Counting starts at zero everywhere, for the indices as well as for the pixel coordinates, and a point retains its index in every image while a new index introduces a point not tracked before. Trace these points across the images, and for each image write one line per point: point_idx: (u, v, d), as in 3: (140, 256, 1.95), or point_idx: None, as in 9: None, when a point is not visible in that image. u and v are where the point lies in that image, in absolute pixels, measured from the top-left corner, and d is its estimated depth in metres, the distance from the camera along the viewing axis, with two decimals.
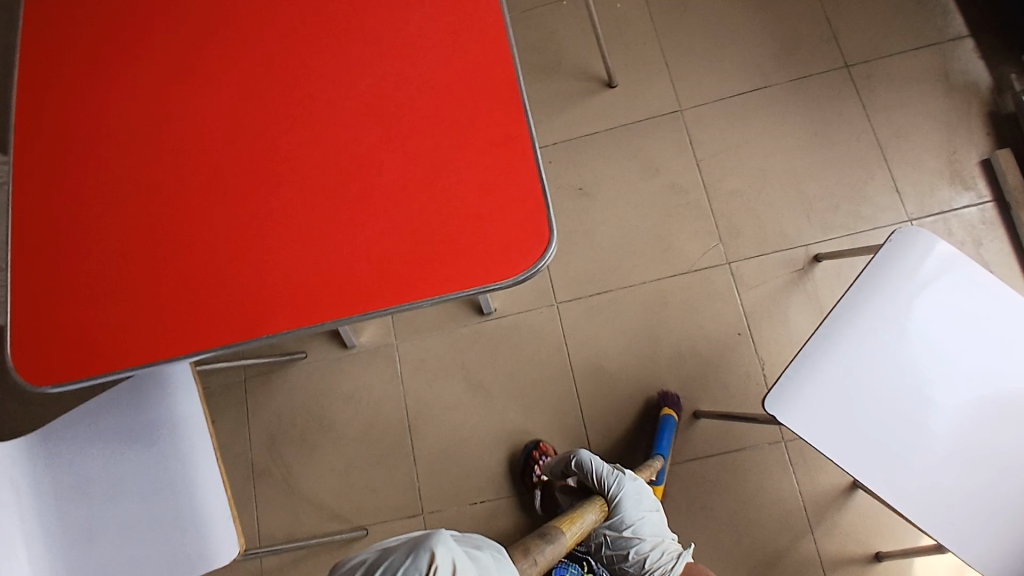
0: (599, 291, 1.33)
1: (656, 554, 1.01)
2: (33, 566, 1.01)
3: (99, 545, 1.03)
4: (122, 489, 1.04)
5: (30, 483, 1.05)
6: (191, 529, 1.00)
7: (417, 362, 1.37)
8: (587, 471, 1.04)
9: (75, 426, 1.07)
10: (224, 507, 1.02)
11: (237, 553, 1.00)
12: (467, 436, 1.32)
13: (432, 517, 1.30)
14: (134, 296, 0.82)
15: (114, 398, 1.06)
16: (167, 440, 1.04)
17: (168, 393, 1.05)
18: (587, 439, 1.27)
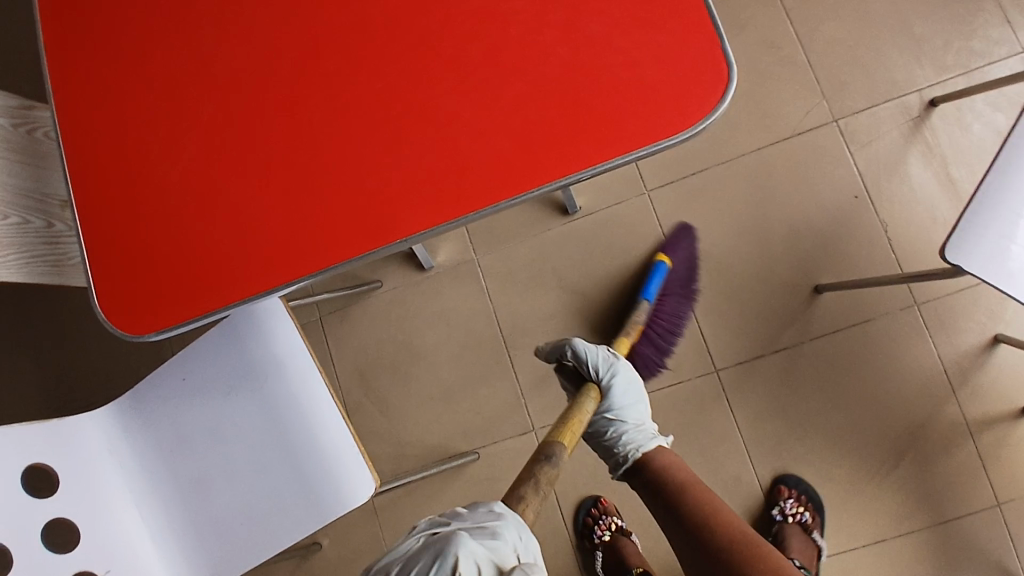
0: (694, 172, 1.22)
1: (631, 435, 0.92)
2: (156, 531, 0.95)
3: (218, 502, 0.95)
4: (232, 441, 0.96)
5: (132, 448, 0.97)
6: (318, 470, 0.93)
7: (504, 274, 1.27)
8: (582, 360, 0.90)
9: (169, 381, 0.98)
10: (349, 442, 0.95)
11: (373, 487, 0.93)
12: None
13: (544, 432, 1.24)
14: (235, 218, 0.72)
15: (207, 346, 0.98)
16: (274, 383, 0.96)
17: (268, 332, 0.97)
18: (700, 331, 1.19)
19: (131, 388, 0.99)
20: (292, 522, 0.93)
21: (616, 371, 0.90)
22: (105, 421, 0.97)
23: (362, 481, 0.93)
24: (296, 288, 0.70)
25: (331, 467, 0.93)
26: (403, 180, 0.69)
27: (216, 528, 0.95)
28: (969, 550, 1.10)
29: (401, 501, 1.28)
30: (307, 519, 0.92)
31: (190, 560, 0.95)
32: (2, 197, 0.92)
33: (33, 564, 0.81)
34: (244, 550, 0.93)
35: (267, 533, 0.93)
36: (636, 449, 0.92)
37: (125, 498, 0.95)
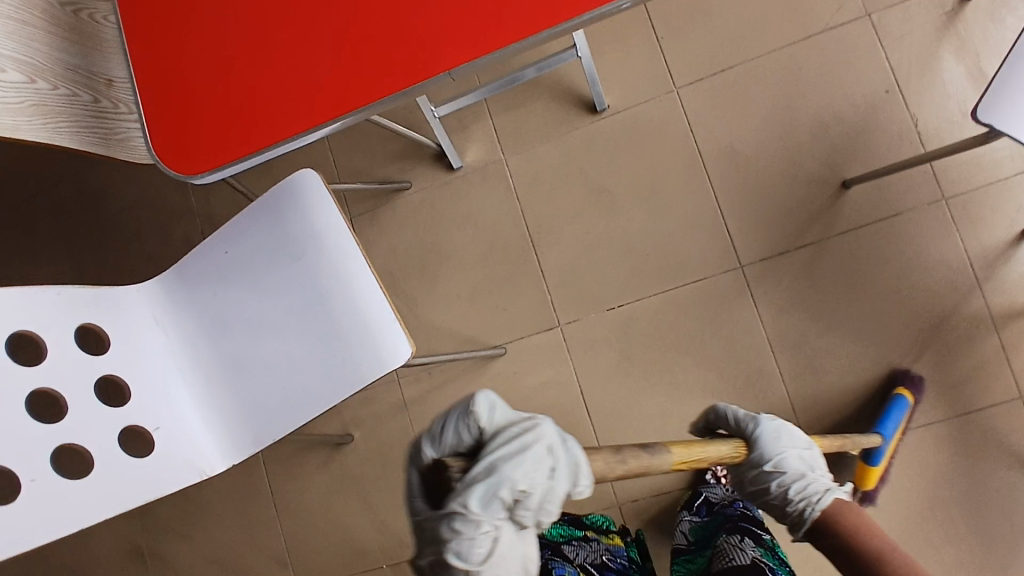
0: (723, 69, 1.22)
1: (801, 488, 0.81)
2: (200, 398, 1.01)
3: (258, 368, 1.00)
4: (271, 311, 1.00)
5: (177, 319, 1.02)
6: (355, 337, 0.96)
7: (531, 174, 1.28)
8: (730, 420, 0.86)
9: (211, 256, 1.02)
10: (385, 312, 0.97)
11: (410, 352, 0.96)
12: (597, 243, 1.25)
13: (569, 328, 1.26)
14: (276, 66, 0.75)
15: (248, 220, 1.01)
16: (311, 255, 0.99)
17: (306, 206, 0.99)
18: (725, 226, 1.21)
19: (176, 263, 1.04)
20: (329, 386, 0.96)
21: (762, 429, 0.83)
22: (150, 293, 1.02)
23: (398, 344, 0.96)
24: (339, 127, 0.73)
25: (368, 331, 0.96)
26: (443, 18, 0.71)
27: (257, 393, 0.99)
28: (988, 439, 1.12)
29: (430, 395, 1.32)
30: (344, 382, 0.96)
31: (230, 423, 1.00)
32: (49, 69, 0.95)
33: (83, 413, 0.89)
34: (283, 413, 0.98)
35: (305, 396, 0.97)
36: (813, 504, 0.80)
37: (167, 365, 1.00)
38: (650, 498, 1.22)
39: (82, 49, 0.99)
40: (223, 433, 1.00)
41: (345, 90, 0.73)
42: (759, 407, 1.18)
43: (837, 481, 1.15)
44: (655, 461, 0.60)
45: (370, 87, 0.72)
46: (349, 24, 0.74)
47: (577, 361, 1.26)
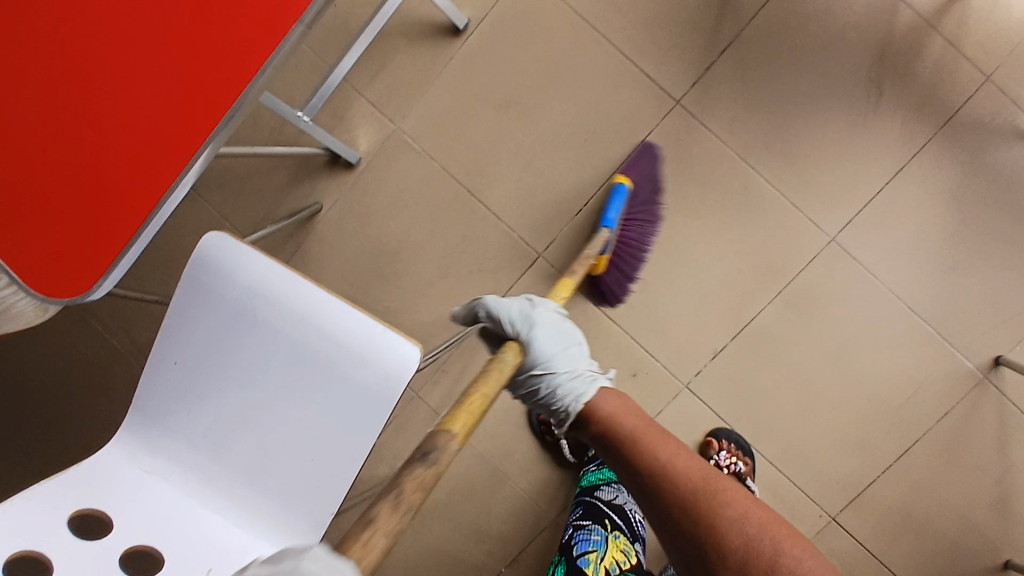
0: None
1: (574, 387, 0.85)
2: (237, 519, 0.91)
3: (274, 453, 0.89)
4: (254, 390, 0.89)
5: (168, 453, 0.91)
6: (355, 368, 0.86)
7: (432, 127, 1.18)
8: (497, 318, 0.84)
9: (163, 371, 0.91)
10: (368, 326, 0.86)
11: (416, 350, 0.86)
12: (531, 157, 1.17)
13: (551, 253, 1.18)
14: (104, 109, 0.60)
15: (180, 313, 0.89)
16: (263, 311, 0.87)
17: (229, 269, 0.87)
18: (642, 72, 1.14)
19: (133, 399, 0.92)
20: (357, 431, 0.86)
21: (576, 373, 0.85)
22: (127, 443, 0.91)
23: (403, 348, 0.86)
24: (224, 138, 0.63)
25: (366, 354, 0.86)
26: None
27: (288, 477, 0.89)
28: (979, 135, 1.10)
29: (457, 389, 1.23)
30: (370, 416, 0.86)
31: (281, 520, 0.89)
32: None
33: None
34: (325, 480, 0.88)
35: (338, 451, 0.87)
36: (575, 399, 0.84)
37: (186, 504, 0.90)
38: (714, 364, 1.17)
39: None
40: (279, 539, 0.90)
41: (206, 94, 0.62)
42: (764, 223, 1.14)
43: (868, 250, 1.13)
44: (446, 457, 0.64)
45: (224, 84, 0.62)
46: (165, 19, 0.61)
47: (576, 280, 1.18)
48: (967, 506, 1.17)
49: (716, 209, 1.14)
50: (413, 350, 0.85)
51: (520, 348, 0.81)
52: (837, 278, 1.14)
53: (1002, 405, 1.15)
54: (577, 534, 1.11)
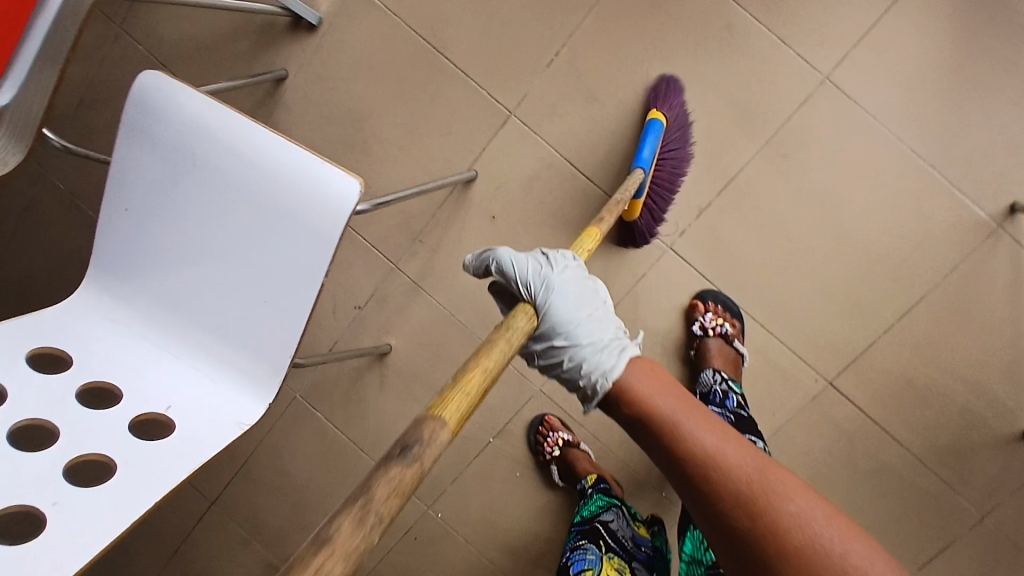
0: None
1: (595, 360, 0.72)
2: (197, 365, 0.90)
3: (233, 296, 0.89)
4: (206, 234, 0.88)
5: (129, 304, 0.91)
6: (298, 205, 0.83)
7: None
8: (510, 276, 0.72)
9: (118, 222, 0.90)
10: (308, 162, 0.83)
11: (360, 184, 0.82)
12: (497, 6, 1.10)
13: (522, 110, 1.12)
14: None
15: (127, 162, 0.88)
16: (204, 152, 0.85)
17: (164, 108, 0.84)
18: None
19: (93, 253, 0.92)
20: (306, 269, 0.85)
21: (553, 288, 0.71)
22: (88, 297, 0.91)
23: (344, 179, 0.82)
24: None
25: (308, 187, 0.83)
26: None
27: (248, 320, 0.89)
28: None
29: (435, 259, 1.21)
30: (319, 251, 0.84)
31: (247, 363, 0.89)
32: None
33: (82, 428, 0.79)
34: (284, 320, 0.87)
35: (293, 290, 0.87)
36: (603, 374, 0.72)
37: (147, 350, 0.90)
38: (700, 221, 1.10)
39: None
40: (240, 383, 0.90)
41: None
42: (751, 63, 1.05)
43: (865, 88, 1.04)
44: (429, 451, 0.49)
45: None
46: None
47: (550, 138, 1.12)
48: (980, 368, 1.09)
49: (697, 50, 1.05)
50: (353, 182, 0.82)
51: (535, 313, 0.68)
52: (832, 122, 1.05)
53: (1018, 254, 1.05)
54: (573, 555, 1.03)
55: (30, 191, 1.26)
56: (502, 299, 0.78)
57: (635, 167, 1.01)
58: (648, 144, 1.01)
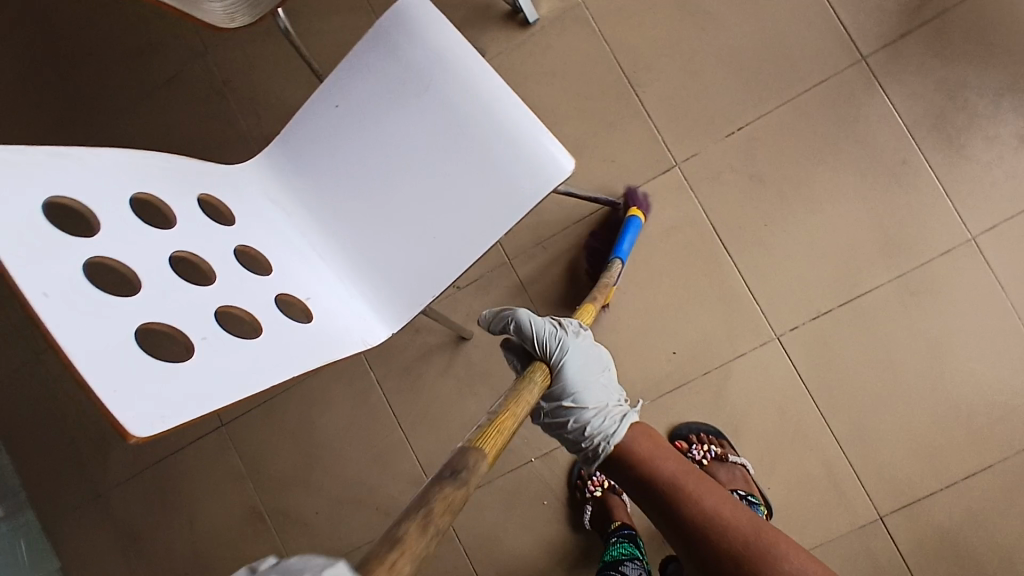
0: None
1: (598, 424, 0.86)
2: (338, 271, 0.91)
3: (401, 220, 0.90)
4: (403, 155, 0.90)
5: (301, 188, 0.93)
6: (506, 162, 0.86)
7: (617, 12, 1.20)
8: (526, 334, 0.84)
9: (324, 112, 0.93)
10: (532, 127, 0.85)
11: (572, 165, 0.84)
12: (702, 68, 1.18)
13: (688, 164, 1.18)
14: None
15: (360, 63, 0.91)
16: (439, 84, 0.88)
17: (417, 30, 0.88)
18: (837, 21, 1.15)
19: (286, 130, 0.95)
20: (487, 222, 0.86)
21: (567, 352, 0.84)
22: (267, 168, 0.94)
23: (561, 156, 0.85)
24: None
25: (524, 150, 0.85)
26: None
27: (406, 247, 0.89)
28: None
29: (549, 268, 1.23)
30: (507, 211, 0.85)
31: (387, 287, 0.90)
32: None
33: (234, 280, 0.78)
34: (441, 261, 0.88)
35: (462, 238, 0.87)
36: (606, 439, 0.86)
37: (297, 238, 0.91)
38: (812, 324, 1.15)
39: None
40: (374, 301, 0.90)
41: None
42: (908, 202, 1.13)
43: (1006, 261, 1.10)
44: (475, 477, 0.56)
45: None
46: None
47: (703, 199, 1.17)
48: None
49: (865, 172, 1.14)
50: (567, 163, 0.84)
51: (548, 376, 0.81)
52: (963, 279, 1.11)
53: None
54: None
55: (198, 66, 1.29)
56: (515, 356, 0.89)
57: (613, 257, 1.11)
58: (628, 237, 1.11)
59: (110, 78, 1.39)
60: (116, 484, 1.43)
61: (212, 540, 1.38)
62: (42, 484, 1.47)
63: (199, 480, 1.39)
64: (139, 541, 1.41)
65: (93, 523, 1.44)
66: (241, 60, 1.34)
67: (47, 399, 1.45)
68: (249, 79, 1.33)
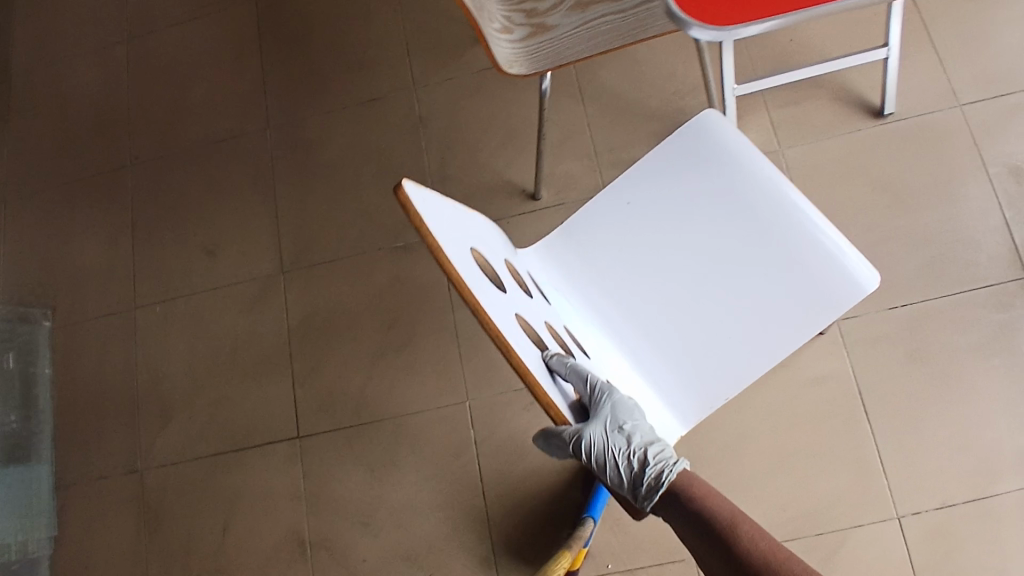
0: (1011, 90, 1.27)
1: (657, 454, 0.76)
2: (627, 367, 0.91)
3: (689, 321, 0.88)
4: (696, 258, 0.89)
5: (578, 277, 0.93)
6: (813, 271, 0.85)
7: (809, 168, 1.27)
8: None
9: (611, 207, 0.93)
10: (839, 239, 0.85)
11: (876, 275, 0.84)
12: (880, 240, 1.23)
13: (848, 324, 1.21)
14: None
15: (655, 165, 0.92)
16: (740, 193, 0.88)
17: (714, 138, 0.90)
18: (1014, 236, 1.21)
19: (568, 221, 0.95)
20: (791, 330, 0.84)
21: None
22: (546, 257, 0.95)
23: (866, 274, 0.83)
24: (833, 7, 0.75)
25: (829, 266, 0.84)
26: None
27: (689, 345, 0.88)
28: None
29: None
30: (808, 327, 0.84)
31: (668, 382, 0.88)
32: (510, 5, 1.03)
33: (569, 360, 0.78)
34: (730, 366, 0.86)
35: (754, 346, 0.85)
36: (659, 465, 0.75)
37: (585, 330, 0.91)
38: (937, 514, 1.13)
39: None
40: (663, 400, 0.88)
41: None
42: None
43: None
44: None
45: None
46: None
47: (854, 360, 1.19)
48: None
49: (1016, 383, 1.16)
50: (872, 281, 0.83)
51: None
52: None
53: None
54: None
55: (407, 103, 1.40)
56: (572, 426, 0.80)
57: (585, 515, 1.13)
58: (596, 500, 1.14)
59: (311, 78, 1.45)
60: (158, 465, 1.32)
61: (243, 555, 1.26)
62: (80, 439, 1.37)
63: (253, 489, 1.28)
64: (158, 533, 1.30)
65: (115, 500, 1.32)
66: (443, 100, 1.40)
67: (124, 355, 1.39)
68: (444, 120, 1.38)
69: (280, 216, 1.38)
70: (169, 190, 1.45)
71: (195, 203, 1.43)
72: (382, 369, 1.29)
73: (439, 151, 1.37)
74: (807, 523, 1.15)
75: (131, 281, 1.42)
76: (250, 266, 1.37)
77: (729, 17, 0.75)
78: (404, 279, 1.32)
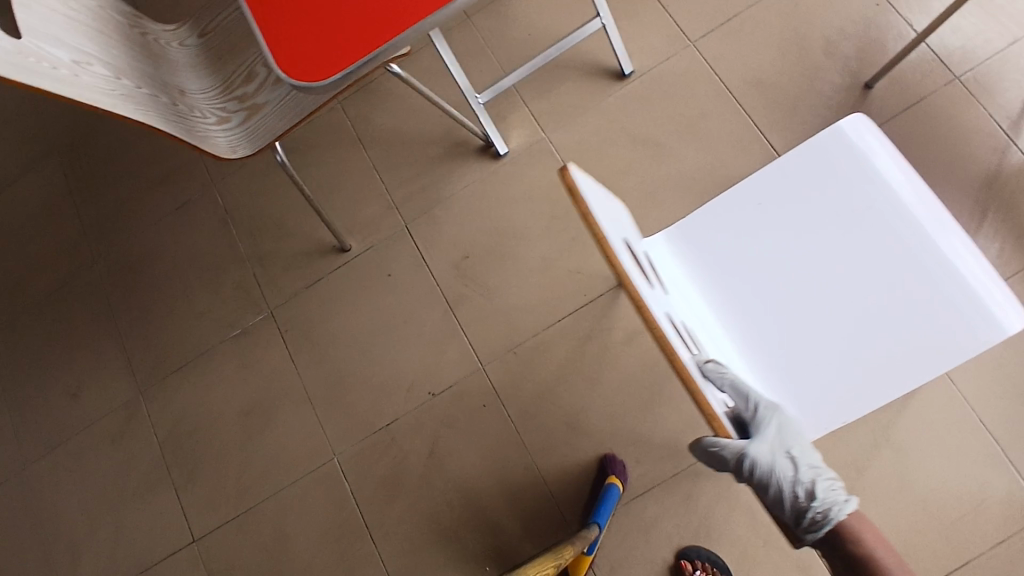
0: (730, 16, 1.36)
1: (827, 489, 0.72)
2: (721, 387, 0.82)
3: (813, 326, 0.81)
4: (862, 289, 0.80)
5: (714, 282, 0.87)
6: (956, 312, 0.76)
7: (576, 145, 1.36)
8: None
9: (741, 211, 0.86)
10: (987, 274, 0.76)
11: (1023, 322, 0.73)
12: (655, 189, 1.31)
13: None
14: None
15: (779, 170, 0.85)
16: (913, 217, 0.80)
17: (861, 151, 0.82)
18: (769, 144, 1.30)
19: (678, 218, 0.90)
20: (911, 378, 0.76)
21: None
22: (675, 248, 0.90)
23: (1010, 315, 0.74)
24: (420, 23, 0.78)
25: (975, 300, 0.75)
26: None
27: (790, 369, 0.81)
28: None
29: (523, 376, 1.29)
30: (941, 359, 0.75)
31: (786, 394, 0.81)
32: (217, 98, 1.11)
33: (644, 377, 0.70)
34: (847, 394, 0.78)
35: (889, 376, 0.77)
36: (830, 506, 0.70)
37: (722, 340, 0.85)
38: None
39: (220, 89, 1.12)
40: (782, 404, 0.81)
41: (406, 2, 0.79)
42: None
43: None
44: None
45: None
46: None
47: None
48: None
49: None
50: (1015, 323, 0.73)
51: None
52: None
53: None
54: None
55: (212, 203, 1.48)
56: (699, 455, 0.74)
57: (591, 522, 1.14)
58: (604, 507, 1.15)
59: (124, 208, 1.53)
60: None
61: None
62: None
63: None
64: None
65: None
66: (243, 189, 1.48)
67: (23, 516, 1.44)
68: (247, 207, 1.46)
69: (130, 342, 1.46)
70: (26, 350, 1.52)
71: (52, 355, 1.50)
72: (254, 451, 1.36)
73: (251, 237, 1.45)
74: (662, 467, 1.22)
75: (14, 444, 1.48)
76: (115, 395, 1.44)
77: (318, 72, 0.78)
78: (252, 362, 1.39)
